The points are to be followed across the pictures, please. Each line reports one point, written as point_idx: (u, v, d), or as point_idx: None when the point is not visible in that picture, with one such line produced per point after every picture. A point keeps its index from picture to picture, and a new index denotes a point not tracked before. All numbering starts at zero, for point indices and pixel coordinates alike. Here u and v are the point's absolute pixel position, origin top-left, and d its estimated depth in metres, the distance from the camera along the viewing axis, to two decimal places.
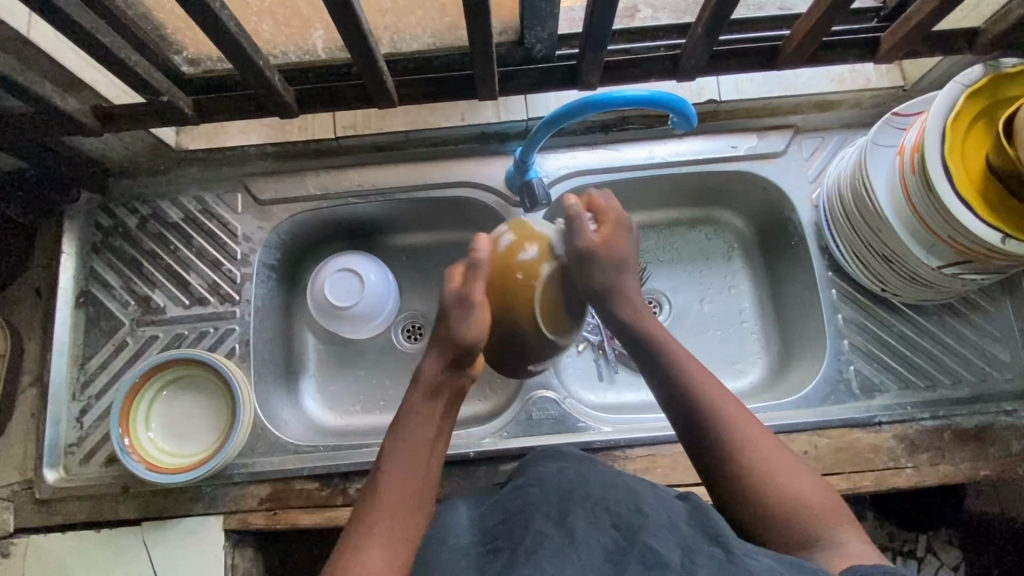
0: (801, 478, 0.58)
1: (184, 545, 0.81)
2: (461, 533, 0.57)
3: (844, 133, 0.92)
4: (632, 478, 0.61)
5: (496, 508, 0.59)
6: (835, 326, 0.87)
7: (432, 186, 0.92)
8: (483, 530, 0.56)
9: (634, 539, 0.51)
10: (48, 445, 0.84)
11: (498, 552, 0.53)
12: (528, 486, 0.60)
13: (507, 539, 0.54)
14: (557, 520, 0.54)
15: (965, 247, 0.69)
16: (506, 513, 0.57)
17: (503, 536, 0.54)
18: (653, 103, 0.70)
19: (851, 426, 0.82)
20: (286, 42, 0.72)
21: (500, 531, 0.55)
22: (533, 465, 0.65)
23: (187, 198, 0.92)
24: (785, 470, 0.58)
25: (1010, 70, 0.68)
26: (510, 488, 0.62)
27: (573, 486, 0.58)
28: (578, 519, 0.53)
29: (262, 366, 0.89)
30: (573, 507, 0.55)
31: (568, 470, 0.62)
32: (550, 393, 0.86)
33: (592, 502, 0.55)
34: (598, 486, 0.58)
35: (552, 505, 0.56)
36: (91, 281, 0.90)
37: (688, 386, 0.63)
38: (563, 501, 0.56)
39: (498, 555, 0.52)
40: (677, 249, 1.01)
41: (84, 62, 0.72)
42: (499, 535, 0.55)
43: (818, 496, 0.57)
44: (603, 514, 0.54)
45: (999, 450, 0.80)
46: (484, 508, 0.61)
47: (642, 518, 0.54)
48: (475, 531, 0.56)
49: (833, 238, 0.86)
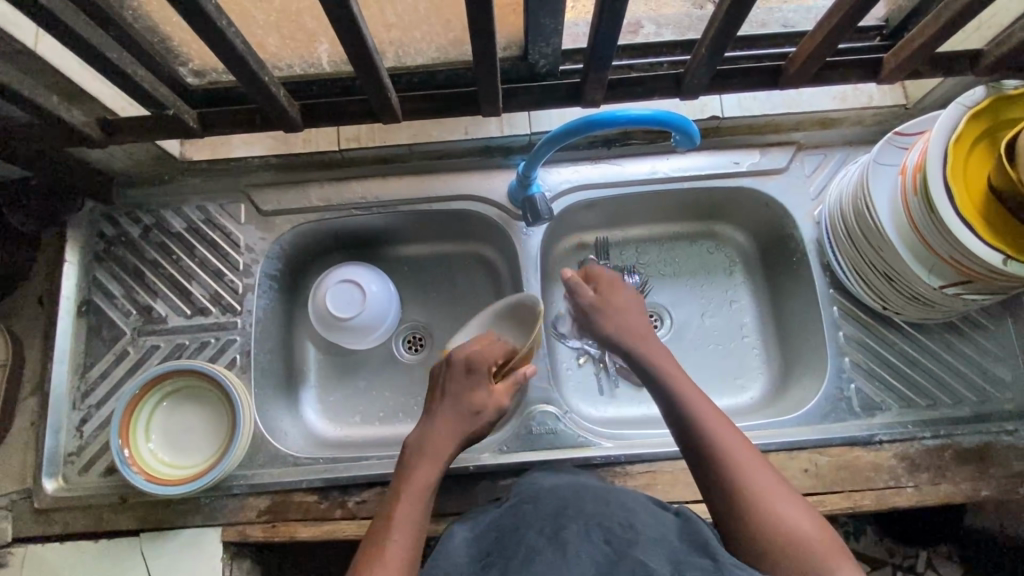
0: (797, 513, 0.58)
1: (183, 557, 0.80)
2: (457, 546, 0.58)
3: (846, 151, 0.92)
4: (627, 494, 0.62)
5: (491, 526, 0.60)
6: (837, 344, 0.86)
7: (435, 199, 0.92)
8: (476, 551, 0.57)
9: (625, 553, 0.51)
10: (48, 454, 0.84)
11: (491, 568, 0.54)
12: (524, 504, 0.61)
13: (499, 556, 0.55)
14: (550, 536, 0.54)
15: (968, 268, 0.69)
16: (499, 532, 0.59)
17: (496, 555, 0.55)
18: (656, 121, 0.70)
19: (853, 444, 0.81)
20: (292, 56, 0.73)
21: (494, 549, 0.56)
22: (528, 484, 0.66)
23: (190, 208, 0.93)
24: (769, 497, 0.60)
25: (1012, 92, 0.69)
26: (506, 505, 0.63)
27: (568, 504, 0.59)
28: (570, 534, 0.54)
29: (263, 377, 0.89)
30: (567, 523, 0.55)
31: (564, 489, 0.63)
32: (551, 408, 0.85)
33: (585, 519, 0.56)
34: (593, 504, 0.58)
35: (544, 523, 0.56)
36: (93, 290, 0.90)
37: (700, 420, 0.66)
38: (557, 518, 0.57)
39: (490, 571, 0.53)
40: (680, 262, 1.01)
41: (89, 73, 0.72)
42: (491, 553, 0.56)
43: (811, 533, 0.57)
44: (595, 528, 0.54)
45: (999, 470, 0.80)
46: (479, 525, 0.62)
47: (634, 533, 0.54)
48: (468, 549, 0.57)
49: (835, 255, 0.86)
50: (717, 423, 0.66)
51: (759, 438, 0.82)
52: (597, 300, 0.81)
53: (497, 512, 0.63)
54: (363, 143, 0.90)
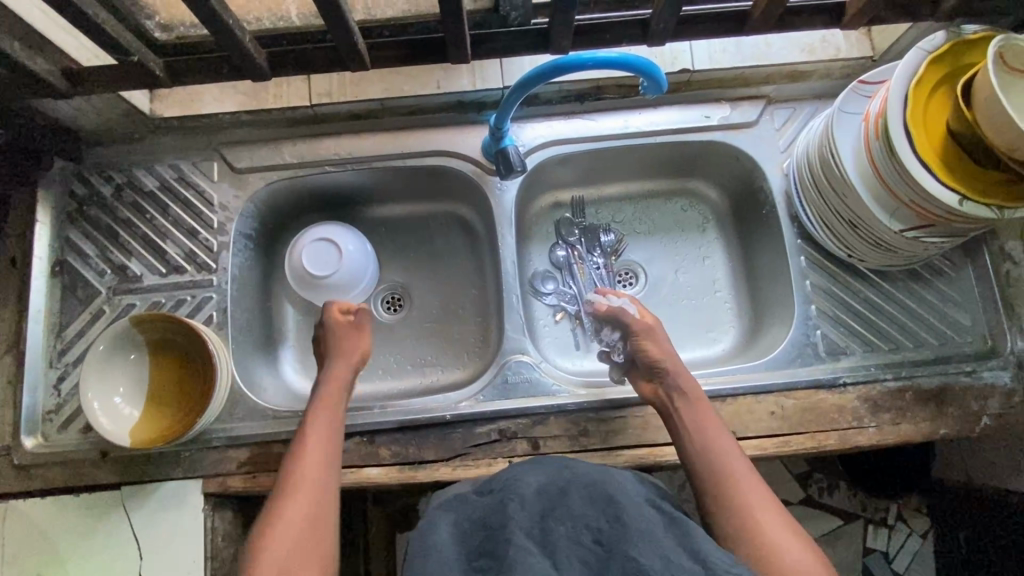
0: (793, 545, 0.64)
1: (166, 508, 0.81)
2: (446, 548, 0.60)
3: (815, 105, 0.94)
4: (611, 480, 0.65)
5: (477, 525, 0.62)
6: (804, 292, 0.89)
7: (409, 156, 0.92)
8: (465, 547, 0.61)
9: (616, 553, 0.57)
10: (26, 412, 0.84)
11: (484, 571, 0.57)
12: (509, 501, 0.62)
13: (492, 558, 0.58)
14: (538, 540, 0.58)
15: (926, 211, 0.71)
16: (486, 528, 0.61)
17: (486, 554, 0.58)
18: (622, 65, 0.70)
19: (817, 386, 0.84)
20: (260, 7, 0.76)
21: (483, 548, 0.59)
22: (512, 474, 0.67)
23: (162, 166, 0.92)
24: (769, 520, 0.66)
25: (970, 37, 0.71)
26: (491, 500, 0.64)
27: (554, 502, 0.62)
28: (559, 538, 0.58)
29: (240, 335, 0.90)
30: (554, 525, 0.59)
31: (550, 485, 0.64)
32: (526, 357, 0.87)
33: (572, 519, 0.60)
34: (579, 502, 0.62)
35: (530, 525, 0.59)
36: (67, 250, 0.90)
37: (714, 460, 0.72)
38: (544, 518, 0.60)
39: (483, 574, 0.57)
40: (654, 220, 1.03)
41: (52, 22, 0.71)
42: (482, 554, 0.59)
43: (807, 561, 0.63)
44: (584, 530, 0.59)
45: (957, 409, 0.83)
46: (463, 523, 0.63)
47: (622, 530, 0.58)
48: (459, 546, 0.61)
49: (803, 206, 0.88)
50: (730, 458, 0.71)
51: (727, 383, 0.84)
52: (638, 322, 0.83)
53: (480, 507, 0.65)
54: (335, 98, 0.89)
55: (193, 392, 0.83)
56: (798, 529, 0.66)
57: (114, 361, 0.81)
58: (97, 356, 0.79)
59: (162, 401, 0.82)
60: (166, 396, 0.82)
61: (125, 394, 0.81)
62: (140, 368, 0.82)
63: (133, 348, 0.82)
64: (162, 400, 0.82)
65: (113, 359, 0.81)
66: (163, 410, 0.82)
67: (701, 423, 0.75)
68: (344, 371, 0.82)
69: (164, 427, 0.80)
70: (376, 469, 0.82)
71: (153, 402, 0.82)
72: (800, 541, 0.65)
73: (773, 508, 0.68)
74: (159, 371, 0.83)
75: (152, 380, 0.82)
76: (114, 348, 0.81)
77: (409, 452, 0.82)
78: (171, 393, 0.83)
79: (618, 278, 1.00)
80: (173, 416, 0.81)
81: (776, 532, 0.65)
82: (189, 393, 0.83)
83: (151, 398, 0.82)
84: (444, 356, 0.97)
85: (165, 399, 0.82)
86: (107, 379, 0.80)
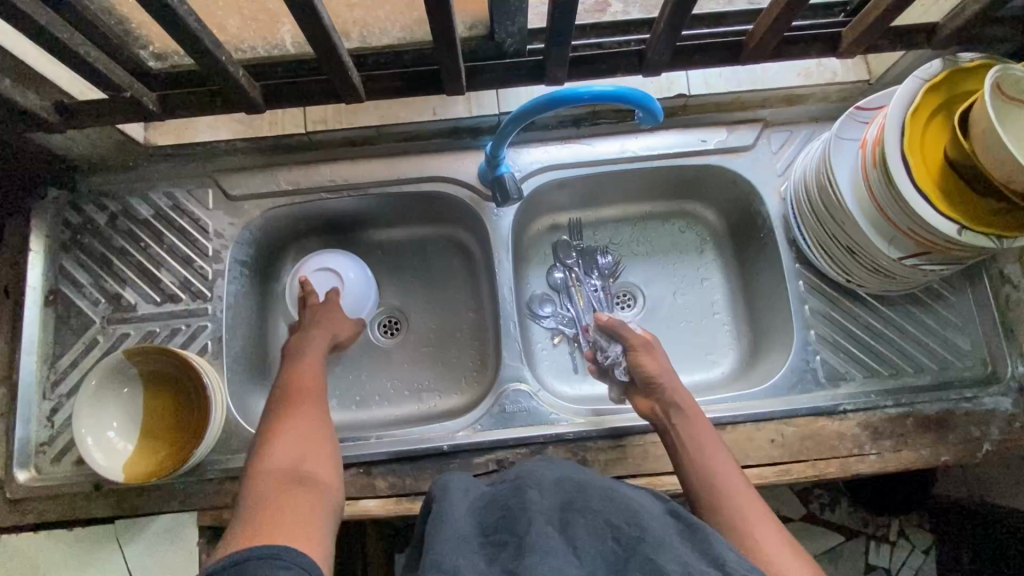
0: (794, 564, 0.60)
1: (162, 541, 0.81)
2: (458, 521, 0.54)
3: (811, 128, 0.93)
4: (624, 487, 0.60)
5: (495, 503, 0.56)
6: (803, 317, 0.88)
7: (405, 181, 0.92)
8: (479, 525, 0.54)
9: (635, 550, 0.50)
10: (19, 445, 0.83)
11: (501, 548, 0.51)
12: (528, 488, 0.56)
13: (510, 535, 0.51)
14: (558, 529, 0.52)
15: (925, 239, 0.70)
16: (506, 508, 0.55)
17: (503, 537, 0.52)
18: (618, 98, 0.70)
19: (818, 413, 0.83)
20: (253, 37, 0.71)
21: (500, 526, 0.53)
22: (527, 466, 0.61)
23: (157, 194, 0.92)
24: (769, 539, 0.62)
25: (967, 65, 0.71)
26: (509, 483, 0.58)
27: (573, 495, 0.56)
28: (578, 529, 0.52)
29: (236, 364, 0.89)
30: (573, 516, 0.53)
31: (566, 478, 0.58)
32: (524, 385, 0.86)
33: (592, 512, 0.54)
34: (599, 498, 0.56)
35: (550, 514, 0.53)
36: (60, 279, 0.89)
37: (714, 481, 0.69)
38: (563, 510, 0.54)
39: (501, 551, 0.51)
40: (652, 242, 1.02)
41: (43, 56, 0.70)
42: (497, 529, 0.53)
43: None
44: (604, 527, 0.52)
45: (959, 436, 0.82)
46: (477, 501, 0.58)
47: (642, 530, 0.52)
48: (473, 524, 0.54)
49: (800, 230, 0.88)
50: (731, 479, 0.69)
51: (726, 411, 0.83)
52: (638, 338, 0.83)
53: (496, 489, 0.59)
54: (331, 125, 0.90)
55: (188, 422, 0.82)
56: (802, 553, 0.62)
57: (106, 394, 0.80)
58: (91, 389, 0.79)
59: (157, 433, 0.81)
60: (161, 427, 0.82)
61: (118, 427, 0.80)
62: (133, 400, 0.82)
63: (126, 381, 0.81)
64: (157, 431, 0.82)
65: (105, 393, 0.80)
66: (158, 441, 0.81)
67: (704, 445, 0.73)
68: (324, 334, 0.86)
69: (161, 459, 0.80)
70: (373, 501, 0.81)
71: (148, 434, 0.81)
72: (801, 562, 0.60)
73: (775, 530, 0.63)
74: (153, 402, 0.82)
75: (145, 412, 0.81)
76: (107, 380, 0.80)
77: (406, 483, 0.82)
78: (166, 424, 0.82)
79: (616, 301, 1.00)
80: (169, 447, 0.81)
81: (771, 549, 0.61)
82: (184, 424, 0.82)
83: (146, 430, 0.81)
84: (441, 381, 0.96)
85: (160, 430, 0.82)
86: (100, 413, 0.79)
